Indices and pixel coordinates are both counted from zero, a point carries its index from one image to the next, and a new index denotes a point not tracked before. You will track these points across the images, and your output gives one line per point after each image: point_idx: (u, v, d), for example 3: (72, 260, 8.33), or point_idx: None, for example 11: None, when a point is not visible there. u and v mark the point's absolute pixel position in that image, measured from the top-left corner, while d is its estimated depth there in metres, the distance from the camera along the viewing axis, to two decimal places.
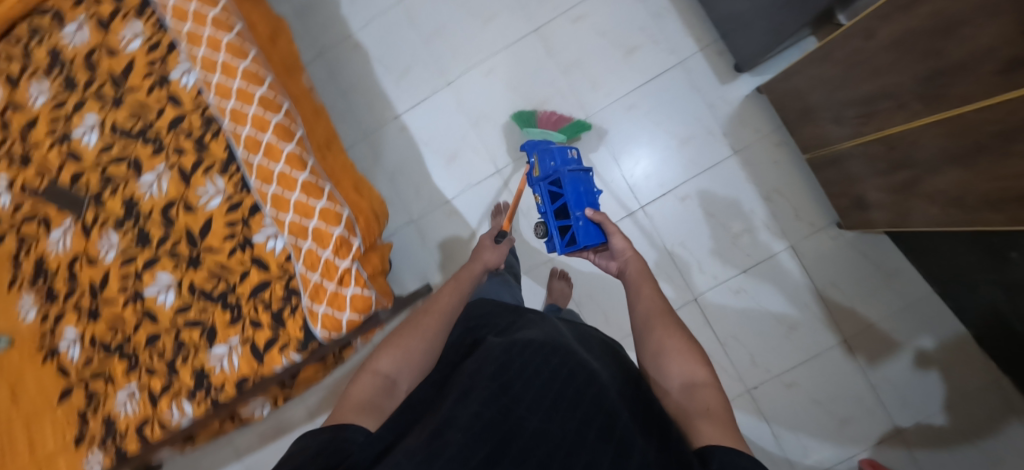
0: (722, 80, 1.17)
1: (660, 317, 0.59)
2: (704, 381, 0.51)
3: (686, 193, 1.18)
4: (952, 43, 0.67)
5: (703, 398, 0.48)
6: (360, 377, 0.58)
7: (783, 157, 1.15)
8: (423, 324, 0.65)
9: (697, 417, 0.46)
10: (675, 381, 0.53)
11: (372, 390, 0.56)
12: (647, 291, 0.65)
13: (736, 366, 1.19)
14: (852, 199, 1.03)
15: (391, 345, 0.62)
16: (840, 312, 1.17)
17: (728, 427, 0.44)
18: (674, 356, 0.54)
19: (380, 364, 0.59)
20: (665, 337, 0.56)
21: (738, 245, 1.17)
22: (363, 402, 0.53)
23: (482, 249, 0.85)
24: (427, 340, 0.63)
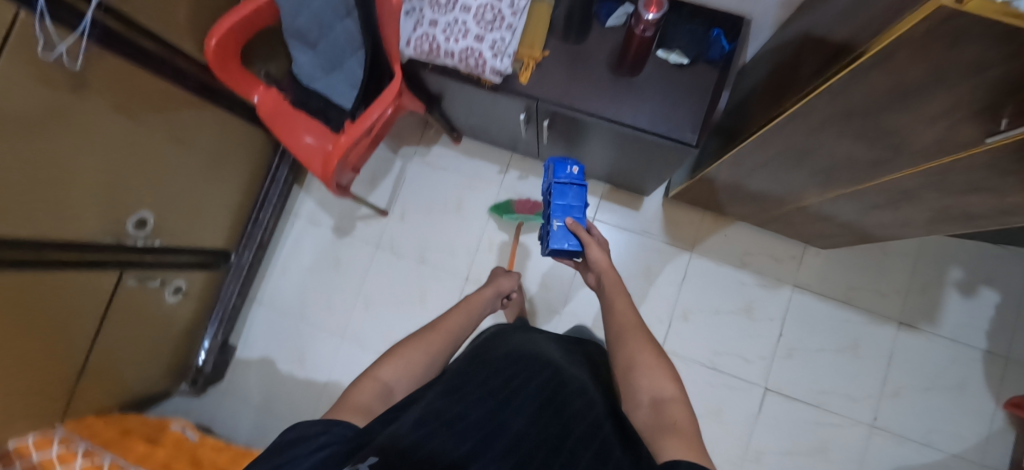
0: (634, 206, 1.23)
1: (633, 332, 0.66)
2: (669, 397, 0.57)
3: (685, 310, 1.19)
4: (813, 158, 0.76)
5: (670, 414, 0.54)
6: (362, 383, 0.60)
7: (728, 226, 1.20)
8: (429, 338, 0.71)
9: (662, 431, 0.52)
10: (646, 396, 0.59)
11: (373, 394, 0.59)
12: (620, 305, 0.71)
13: (844, 412, 1.15)
14: (809, 232, 1.10)
15: (394, 356, 0.66)
16: (877, 303, 1.18)
17: (688, 439, 0.50)
18: (647, 372, 0.61)
19: (382, 372, 0.63)
20: (637, 353, 0.63)
21: (757, 319, 1.17)
22: (363, 404, 0.56)
23: (498, 276, 0.98)
24: (429, 355, 0.69)
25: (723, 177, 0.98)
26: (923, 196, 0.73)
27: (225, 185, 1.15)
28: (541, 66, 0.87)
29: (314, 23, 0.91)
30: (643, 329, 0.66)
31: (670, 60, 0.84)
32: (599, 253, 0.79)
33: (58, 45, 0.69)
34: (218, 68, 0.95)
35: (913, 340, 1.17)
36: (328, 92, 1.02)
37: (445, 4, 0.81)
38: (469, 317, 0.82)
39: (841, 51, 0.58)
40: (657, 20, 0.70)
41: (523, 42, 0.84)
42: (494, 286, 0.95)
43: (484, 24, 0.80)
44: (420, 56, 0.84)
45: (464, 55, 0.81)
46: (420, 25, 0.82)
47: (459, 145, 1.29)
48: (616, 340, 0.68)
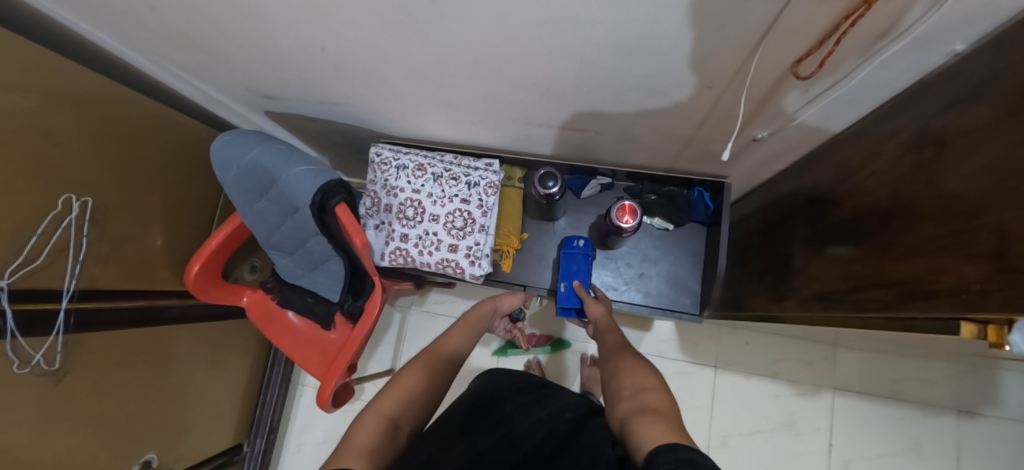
0: (646, 328, 1.17)
1: (619, 349, 0.59)
2: (652, 387, 0.49)
3: (723, 434, 1.10)
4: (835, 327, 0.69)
5: (650, 401, 0.46)
6: (364, 420, 0.52)
7: (747, 334, 1.14)
8: (422, 362, 0.63)
9: (643, 416, 0.43)
10: (628, 390, 0.50)
11: (378, 434, 0.51)
12: (614, 334, 0.64)
13: None
14: (834, 336, 1.02)
15: (391, 387, 0.58)
16: (926, 394, 1.08)
17: (671, 426, 0.41)
18: (629, 372, 0.52)
19: (383, 407, 0.55)
20: (621, 358, 0.55)
21: (801, 432, 1.09)
22: (367, 445, 0.48)
23: (502, 295, 0.83)
24: (429, 379, 0.61)
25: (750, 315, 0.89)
26: (961, 348, 0.66)
27: (229, 382, 1.13)
28: (520, 250, 0.84)
29: (288, 240, 0.89)
30: (629, 346, 0.58)
31: (656, 225, 0.81)
32: (597, 308, 0.70)
33: (34, 356, 0.67)
34: (204, 295, 0.94)
35: (978, 429, 1.05)
36: (314, 287, 0.99)
37: (413, 217, 0.78)
38: (471, 336, 0.72)
39: (836, 286, 0.52)
40: (634, 225, 0.66)
41: (498, 233, 0.81)
42: (492, 303, 0.80)
43: (456, 232, 0.77)
44: (396, 266, 0.81)
45: (441, 265, 0.78)
46: (391, 240, 0.79)
47: (455, 289, 1.26)
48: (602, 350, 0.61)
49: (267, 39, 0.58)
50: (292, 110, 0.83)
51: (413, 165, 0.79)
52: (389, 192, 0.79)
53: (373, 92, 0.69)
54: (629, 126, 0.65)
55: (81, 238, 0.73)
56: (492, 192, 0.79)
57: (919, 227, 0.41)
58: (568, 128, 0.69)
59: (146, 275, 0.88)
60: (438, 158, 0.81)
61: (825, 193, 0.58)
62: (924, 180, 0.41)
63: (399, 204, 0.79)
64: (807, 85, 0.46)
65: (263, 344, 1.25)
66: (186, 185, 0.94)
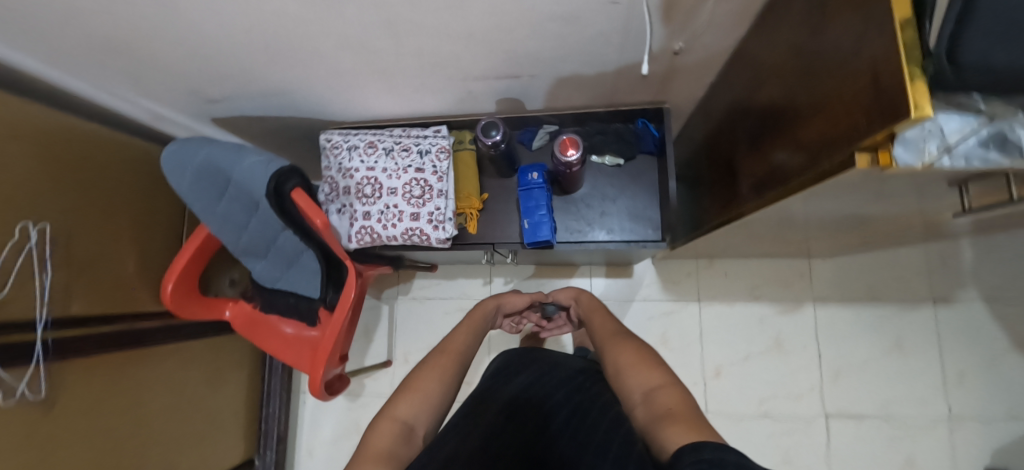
0: (627, 275, 1.19)
1: (621, 344, 0.59)
2: (659, 386, 0.50)
3: (716, 364, 1.13)
4: (794, 223, 0.71)
5: (663, 402, 0.47)
6: (379, 424, 0.51)
7: (724, 263, 1.17)
8: (440, 363, 0.61)
9: (658, 424, 0.44)
10: (638, 393, 0.51)
11: (393, 437, 0.49)
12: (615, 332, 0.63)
13: (917, 415, 1.07)
14: (803, 248, 1.05)
15: (407, 389, 0.56)
16: (900, 290, 1.11)
17: (691, 424, 0.42)
18: (634, 369, 0.54)
19: (400, 410, 0.53)
20: (620, 356, 0.57)
21: (791, 348, 1.12)
22: (382, 453, 0.47)
23: (505, 295, 0.89)
24: (445, 382, 0.59)
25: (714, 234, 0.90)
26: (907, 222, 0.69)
27: (229, 398, 1.14)
28: (483, 209, 0.86)
29: (258, 241, 0.90)
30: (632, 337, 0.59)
31: (608, 163, 0.83)
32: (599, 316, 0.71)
33: (18, 386, 0.68)
34: (183, 310, 0.94)
35: (954, 313, 1.09)
36: (293, 287, 1.00)
37: (371, 194, 0.79)
38: (477, 335, 0.72)
39: (769, 174, 0.55)
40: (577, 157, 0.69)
41: (458, 196, 0.83)
42: (495, 301, 0.84)
43: (415, 200, 0.79)
44: (365, 245, 0.82)
45: (407, 235, 0.79)
46: (355, 220, 0.80)
47: (437, 271, 1.27)
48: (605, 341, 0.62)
49: (187, 32, 0.59)
50: (237, 112, 0.83)
51: (364, 143, 0.81)
52: (345, 174, 0.81)
53: (307, 74, 0.70)
54: (557, 65, 0.66)
55: (46, 257, 0.73)
56: (445, 156, 0.80)
57: (819, 90, 0.43)
58: (503, 77, 0.70)
59: (120, 299, 0.88)
60: (387, 134, 0.82)
61: (749, 92, 0.60)
62: (819, 43, 0.43)
63: (356, 184, 0.80)
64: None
65: (257, 358, 1.25)
66: (149, 208, 0.94)
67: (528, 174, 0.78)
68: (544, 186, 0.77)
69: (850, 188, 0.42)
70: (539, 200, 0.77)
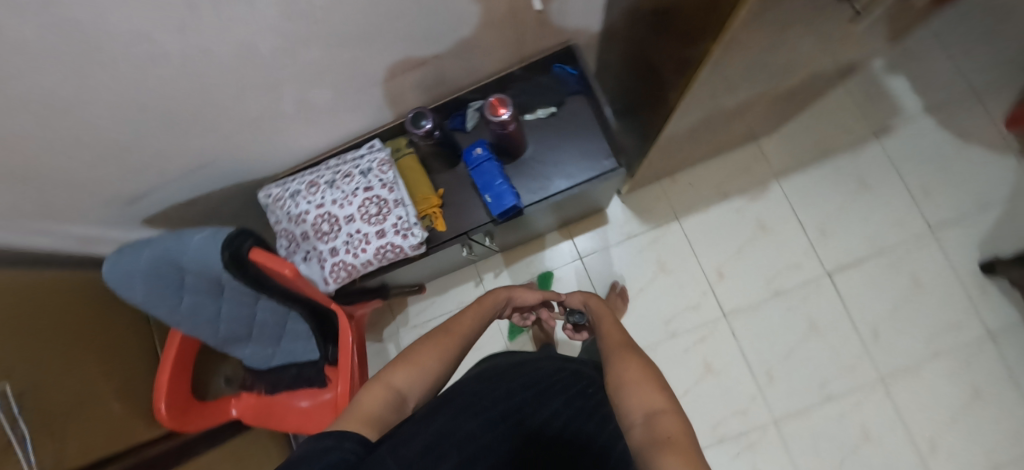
0: (603, 221, 1.21)
1: (629, 360, 0.56)
2: (662, 411, 0.46)
3: (716, 268, 1.17)
4: (729, 100, 0.74)
5: (662, 428, 0.43)
6: (372, 387, 0.51)
7: (684, 175, 1.20)
8: (441, 342, 0.61)
9: (653, 448, 0.41)
10: (638, 414, 0.47)
11: (385, 403, 0.50)
12: (628, 350, 0.60)
13: (903, 239, 1.13)
14: (747, 132, 1.10)
15: (403, 360, 0.57)
16: (845, 136, 1.18)
17: (686, 457, 0.38)
18: (637, 388, 0.50)
19: (396, 379, 0.53)
20: (627, 371, 0.53)
21: (775, 227, 1.16)
22: (373, 413, 0.47)
23: (516, 290, 0.84)
24: (443, 360, 0.60)
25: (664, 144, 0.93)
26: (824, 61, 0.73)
27: None
28: (444, 204, 0.85)
29: (238, 323, 0.86)
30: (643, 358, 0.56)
31: (541, 116, 0.84)
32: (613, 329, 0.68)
33: None
34: (188, 425, 0.88)
35: (897, 138, 1.17)
36: (291, 357, 0.96)
37: (331, 229, 0.78)
38: (481, 320, 0.72)
39: (684, 57, 0.57)
40: (511, 114, 0.71)
41: (416, 200, 0.82)
42: (507, 290, 0.82)
43: (376, 218, 0.77)
44: (344, 282, 0.80)
45: (380, 255, 0.78)
46: (324, 261, 0.78)
47: (426, 290, 1.24)
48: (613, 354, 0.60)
49: (79, 129, 0.56)
50: (165, 202, 0.80)
51: (304, 185, 0.79)
52: (297, 220, 0.79)
53: (220, 132, 0.68)
54: (458, 35, 0.67)
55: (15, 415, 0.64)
56: (387, 166, 0.79)
57: None
58: (412, 67, 0.71)
59: (115, 437, 0.82)
60: (324, 168, 0.81)
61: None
62: None
63: (312, 226, 0.78)
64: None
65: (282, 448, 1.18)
66: (110, 335, 0.88)
67: (472, 151, 0.78)
68: (492, 158, 0.78)
69: (745, 36, 0.46)
70: (492, 171, 0.77)
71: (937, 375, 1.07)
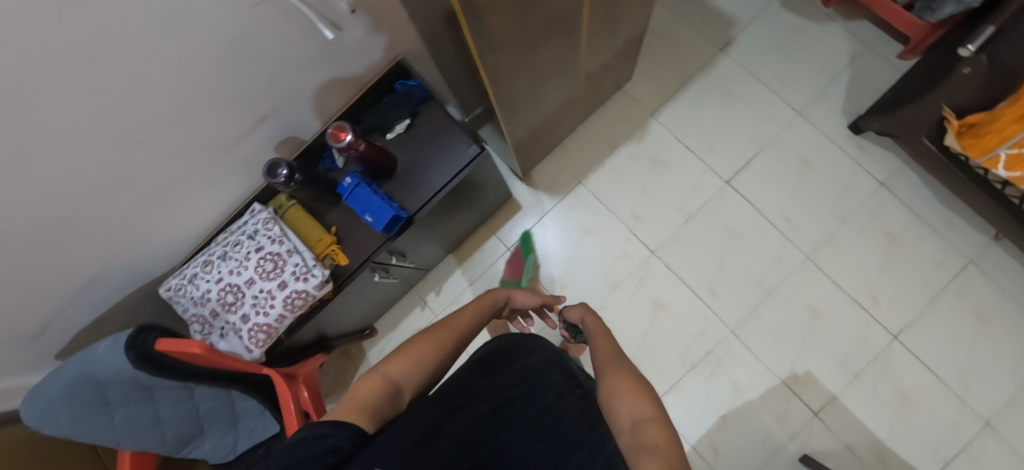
0: (518, 206, 1.27)
1: (618, 370, 0.59)
2: (649, 418, 0.49)
3: (632, 212, 1.22)
4: (551, 61, 0.82)
5: (648, 435, 0.47)
6: (368, 378, 0.52)
7: (574, 141, 1.28)
8: (437, 335, 0.61)
9: (637, 454, 0.45)
10: (626, 421, 0.51)
11: (380, 394, 0.50)
12: (620, 360, 0.63)
13: (778, 128, 1.22)
14: (609, 85, 1.19)
15: (401, 353, 0.57)
16: (698, 59, 1.28)
17: (666, 462, 0.42)
18: (625, 397, 0.54)
19: (392, 370, 0.54)
20: (617, 381, 0.57)
21: (668, 157, 1.24)
22: (366, 403, 0.48)
23: (515, 292, 0.85)
24: (439, 354, 0.59)
25: (527, 118, 1.00)
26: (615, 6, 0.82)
27: None
28: (342, 239, 0.88)
29: (185, 422, 0.84)
30: (631, 368, 0.59)
31: (400, 131, 0.89)
32: (601, 341, 0.71)
33: None
34: None
35: (742, 46, 1.28)
36: (255, 437, 0.91)
37: (236, 298, 0.81)
38: (479, 314, 0.71)
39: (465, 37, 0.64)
40: (354, 137, 0.76)
41: (312, 245, 0.85)
42: (506, 291, 0.82)
43: (274, 272, 0.80)
44: (267, 342, 0.83)
45: (289, 304, 0.80)
46: (240, 329, 0.81)
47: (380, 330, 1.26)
48: (603, 366, 0.63)
49: None
50: (69, 328, 0.81)
51: (200, 266, 0.82)
52: (203, 301, 0.81)
53: (94, 243, 0.70)
54: (286, 84, 0.73)
55: None
56: (272, 223, 0.83)
57: None
58: (258, 125, 0.76)
59: None
60: (216, 245, 0.84)
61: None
62: None
63: (218, 301, 0.81)
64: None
65: None
66: None
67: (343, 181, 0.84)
68: (362, 182, 0.83)
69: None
70: (366, 193, 0.82)
71: (853, 237, 1.15)
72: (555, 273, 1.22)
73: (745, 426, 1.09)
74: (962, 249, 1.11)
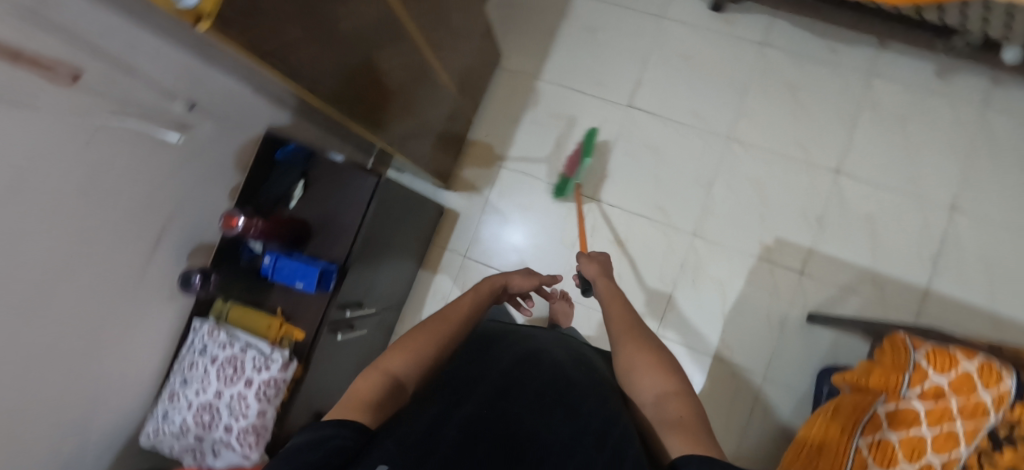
0: (455, 213, 1.29)
1: (636, 337, 0.55)
2: (673, 392, 0.47)
3: (563, 172, 1.25)
4: (399, 72, 0.85)
5: (671, 409, 0.45)
6: (365, 376, 0.46)
7: (479, 132, 1.31)
8: (440, 326, 0.55)
9: (662, 431, 0.44)
10: (648, 394, 0.49)
11: (382, 392, 0.44)
12: (637, 323, 0.59)
13: (649, 37, 1.26)
14: (483, 69, 1.22)
15: (402, 346, 0.51)
16: (553, 10, 1.32)
17: (694, 437, 0.41)
18: (645, 368, 0.50)
19: (392, 366, 0.48)
20: (637, 350, 0.53)
21: (567, 108, 1.27)
22: (367, 403, 0.42)
23: (512, 278, 0.76)
24: (442, 348, 0.53)
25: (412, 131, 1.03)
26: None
27: None
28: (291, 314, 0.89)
29: None
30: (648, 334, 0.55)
31: (299, 194, 0.92)
32: (613, 303, 0.64)
33: None
34: None
35: None
36: None
37: (212, 414, 0.81)
38: (482, 303, 0.64)
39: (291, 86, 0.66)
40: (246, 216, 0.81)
41: (263, 331, 0.86)
42: (505, 276, 0.75)
43: (236, 375, 0.81)
44: (259, 442, 0.80)
45: (262, 398, 0.80)
46: (229, 440, 0.80)
47: None
48: (620, 336, 0.56)
49: None
50: None
51: (169, 402, 0.83)
52: (183, 432, 0.81)
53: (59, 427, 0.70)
54: (163, 198, 0.75)
55: None
56: (216, 330, 0.84)
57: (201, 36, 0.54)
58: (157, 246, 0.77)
59: None
60: (177, 375, 0.85)
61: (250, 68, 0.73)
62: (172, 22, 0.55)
63: (197, 425, 0.81)
64: (98, 64, 0.55)
65: None
66: None
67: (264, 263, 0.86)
68: (281, 255, 0.86)
69: (283, 28, 0.55)
70: (288, 263, 0.85)
71: (760, 101, 1.18)
72: (516, 257, 1.24)
73: (744, 311, 1.11)
74: (856, 67, 1.15)
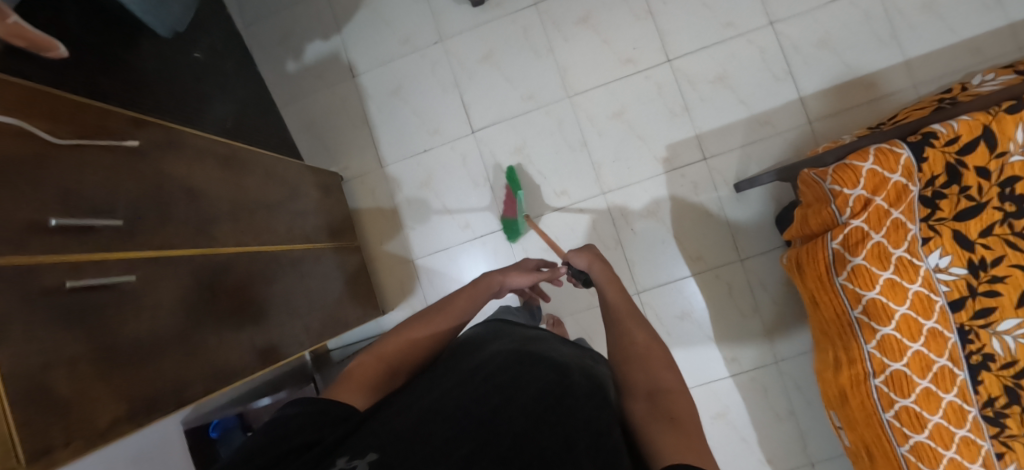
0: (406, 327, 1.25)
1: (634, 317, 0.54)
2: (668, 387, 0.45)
3: (466, 221, 1.23)
4: (251, 289, 0.81)
5: (666, 406, 0.43)
6: (365, 361, 0.52)
7: (371, 247, 1.27)
8: (436, 320, 0.59)
9: (654, 424, 0.41)
10: (640, 389, 0.46)
11: (376, 377, 0.50)
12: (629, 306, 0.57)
13: (442, 64, 1.25)
14: (331, 198, 1.19)
15: (401, 333, 0.56)
16: (351, 100, 1.28)
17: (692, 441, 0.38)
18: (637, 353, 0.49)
19: (388, 350, 0.54)
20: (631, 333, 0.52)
21: (425, 171, 1.25)
22: (364, 384, 0.49)
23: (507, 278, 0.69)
24: (434, 343, 0.57)
25: (311, 307, 0.98)
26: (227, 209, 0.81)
27: None
28: None
29: None
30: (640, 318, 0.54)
31: None
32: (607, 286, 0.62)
33: None
34: None
35: (359, 58, 1.28)
36: None
37: None
38: (483, 295, 0.65)
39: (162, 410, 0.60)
40: None
41: None
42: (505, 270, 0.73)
43: None
44: None
45: None
46: None
47: None
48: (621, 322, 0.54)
49: None
50: None
51: None
52: None
53: None
54: None
55: None
56: None
57: None
58: None
59: None
60: None
61: None
62: None
63: None
64: None
65: None
66: None
67: None
68: None
69: (102, 389, 0.50)
70: None
71: (569, 48, 1.19)
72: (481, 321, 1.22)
73: (685, 222, 1.14)
74: None
